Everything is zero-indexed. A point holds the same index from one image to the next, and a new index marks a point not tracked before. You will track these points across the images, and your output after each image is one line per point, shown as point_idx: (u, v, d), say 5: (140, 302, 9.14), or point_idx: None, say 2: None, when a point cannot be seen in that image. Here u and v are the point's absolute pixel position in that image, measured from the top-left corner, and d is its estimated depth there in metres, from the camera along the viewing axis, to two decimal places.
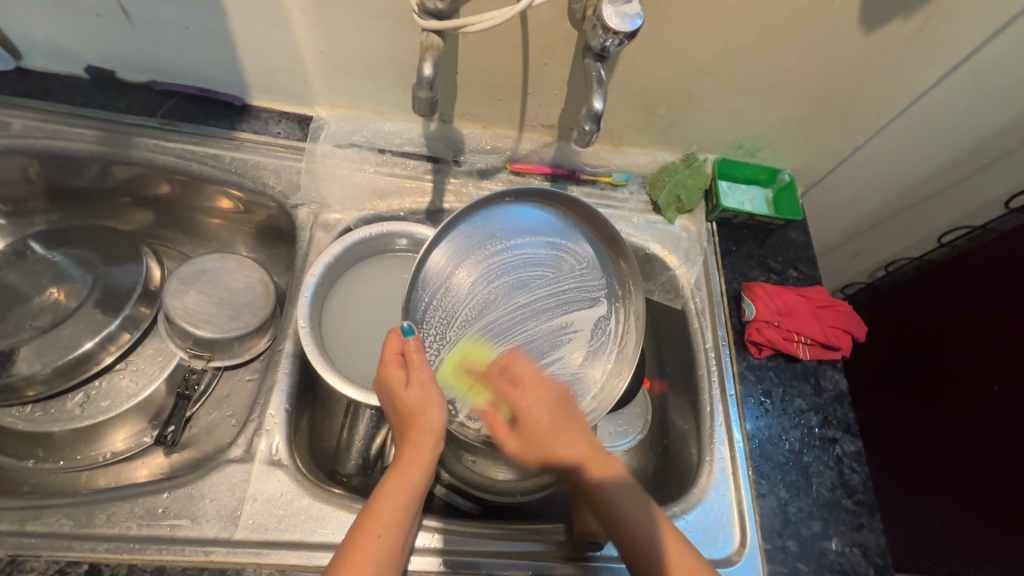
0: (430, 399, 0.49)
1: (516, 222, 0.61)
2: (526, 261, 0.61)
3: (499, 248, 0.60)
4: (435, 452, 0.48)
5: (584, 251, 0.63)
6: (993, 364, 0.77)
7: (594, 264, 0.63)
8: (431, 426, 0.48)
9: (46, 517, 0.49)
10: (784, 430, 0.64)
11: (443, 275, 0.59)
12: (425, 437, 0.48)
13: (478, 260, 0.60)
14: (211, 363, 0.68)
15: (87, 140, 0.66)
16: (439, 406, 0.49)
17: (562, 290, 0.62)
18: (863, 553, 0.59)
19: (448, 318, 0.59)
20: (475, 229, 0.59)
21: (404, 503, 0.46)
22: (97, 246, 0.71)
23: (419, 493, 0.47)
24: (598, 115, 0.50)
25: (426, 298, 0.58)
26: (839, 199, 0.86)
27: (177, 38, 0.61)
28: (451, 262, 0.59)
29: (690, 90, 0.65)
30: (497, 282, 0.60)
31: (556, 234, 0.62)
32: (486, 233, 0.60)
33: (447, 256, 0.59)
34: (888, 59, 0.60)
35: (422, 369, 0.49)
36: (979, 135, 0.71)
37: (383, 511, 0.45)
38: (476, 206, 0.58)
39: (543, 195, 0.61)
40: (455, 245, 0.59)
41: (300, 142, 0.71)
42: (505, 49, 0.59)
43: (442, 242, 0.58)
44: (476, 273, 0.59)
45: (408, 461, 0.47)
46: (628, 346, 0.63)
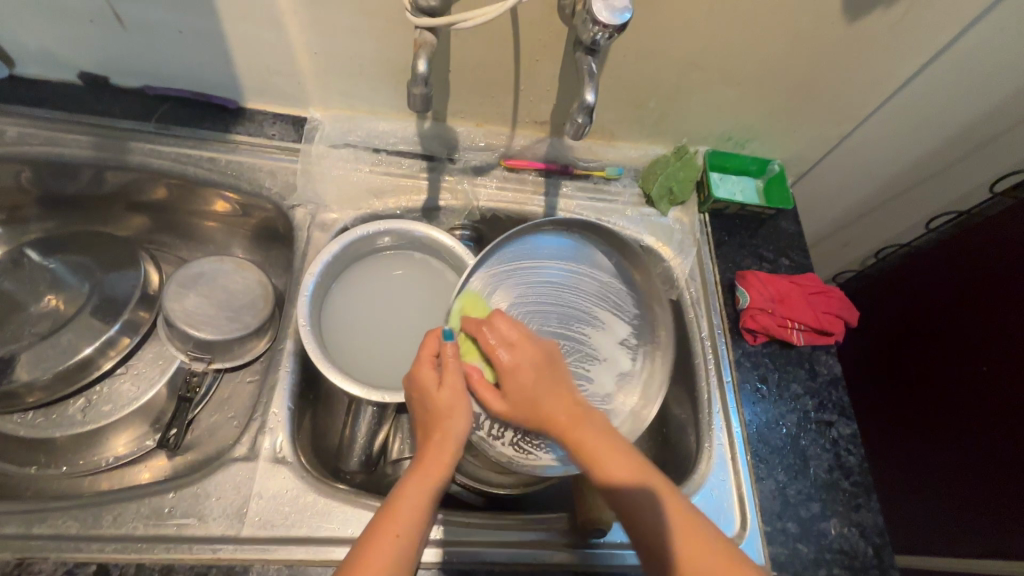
0: (460, 402, 0.50)
1: (554, 251, 0.64)
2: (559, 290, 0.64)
3: (535, 272, 0.63)
4: (455, 456, 0.49)
5: (616, 286, 0.66)
6: (983, 344, 0.79)
7: (626, 299, 0.66)
8: (454, 431, 0.49)
9: (52, 520, 0.49)
10: (781, 415, 0.65)
11: (485, 291, 0.60)
12: (448, 440, 0.48)
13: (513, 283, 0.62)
14: (212, 365, 0.68)
15: (82, 146, 0.66)
16: (465, 412, 0.50)
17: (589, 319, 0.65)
18: (861, 533, 0.60)
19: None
20: (515, 253, 0.62)
21: (424, 502, 0.46)
22: (94, 252, 0.71)
23: (437, 495, 0.47)
24: (590, 107, 0.50)
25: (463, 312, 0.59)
26: (828, 188, 0.88)
27: (170, 42, 0.62)
28: (494, 283, 0.61)
29: (680, 83, 0.66)
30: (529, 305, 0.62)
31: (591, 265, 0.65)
32: (524, 258, 0.63)
33: (490, 276, 0.60)
34: (872, 48, 0.61)
35: (454, 373, 0.50)
36: (962, 121, 0.73)
37: (402, 511, 0.45)
38: (523, 229, 0.60)
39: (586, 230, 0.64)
40: (497, 267, 0.61)
41: (294, 143, 0.71)
42: (496, 46, 0.60)
43: (488, 263, 0.60)
44: (513, 297, 0.62)
45: (428, 462, 0.48)
46: (653, 378, 0.64)
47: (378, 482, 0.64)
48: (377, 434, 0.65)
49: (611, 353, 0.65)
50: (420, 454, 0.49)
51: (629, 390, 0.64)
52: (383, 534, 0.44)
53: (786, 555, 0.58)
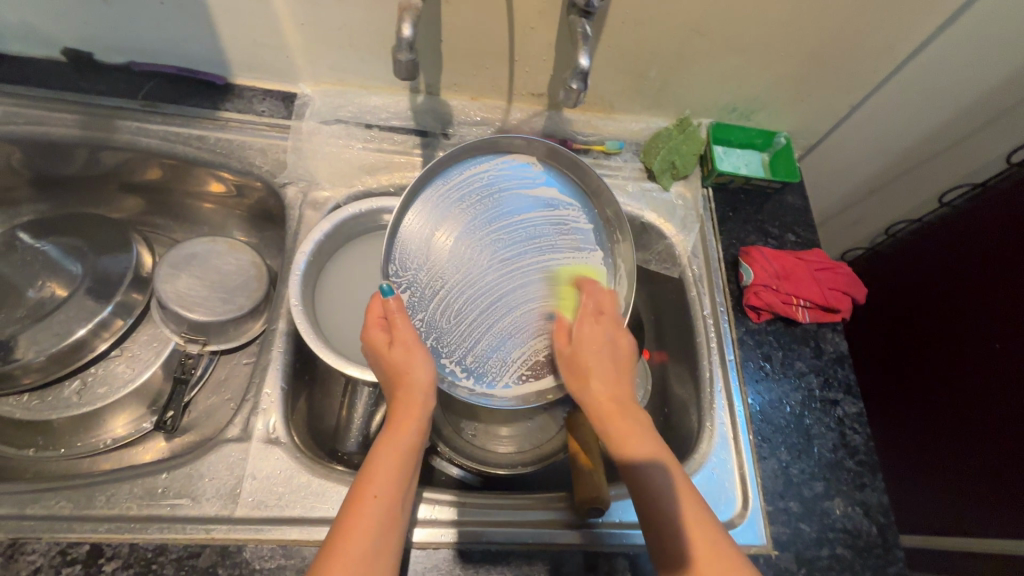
0: (415, 354, 0.49)
1: (498, 174, 0.61)
2: (516, 210, 0.60)
3: (485, 203, 0.60)
4: (427, 408, 0.47)
5: (565, 201, 0.62)
6: (999, 320, 0.76)
7: (579, 212, 0.62)
8: (419, 382, 0.47)
9: (46, 500, 0.49)
10: (785, 394, 0.63)
11: (425, 232, 0.58)
12: (415, 391, 0.47)
13: (464, 212, 0.59)
14: (207, 347, 0.68)
15: (68, 125, 0.65)
16: (426, 360, 0.49)
17: (543, 245, 0.61)
18: (865, 512, 0.58)
19: (429, 287, 0.58)
20: (450, 195, 0.59)
21: (401, 457, 0.44)
22: (86, 234, 0.70)
23: (414, 449, 0.45)
24: (585, 72, 0.48)
25: (409, 251, 0.58)
26: (836, 162, 0.85)
27: (152, 15, 0.60)
28: (432, 220, 0.58)
29: (682, 51, 0.63)
30: (478, 239, 0.59)
31: (532, 184, 0.61)
32: (463, 192, 0.60)
33: (426, 213, 0.58)
34: (886, 9, 0.58)
35: (405, 327, 0.49)
36: (979, 89, 0.69)
37: (380, 468, 0.43)
38: (458, 157, 0.59)
39: (499, 150, 0.61)
40: (434, 205, 0.59)
41: (285, 120, 0.69)
42: (488, 15, 0.58)
43: (419, 200, 0.58)
44: (461, 231, 0.59)
45: (401, 417, 0.46)
46: (619, 289, 0.61)
47: None
48: (374, 415, 0.64)
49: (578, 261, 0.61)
50: (389, 414, 0.47)
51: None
52: (364, 494, 0.42)
53: (788, 534, 0.57)
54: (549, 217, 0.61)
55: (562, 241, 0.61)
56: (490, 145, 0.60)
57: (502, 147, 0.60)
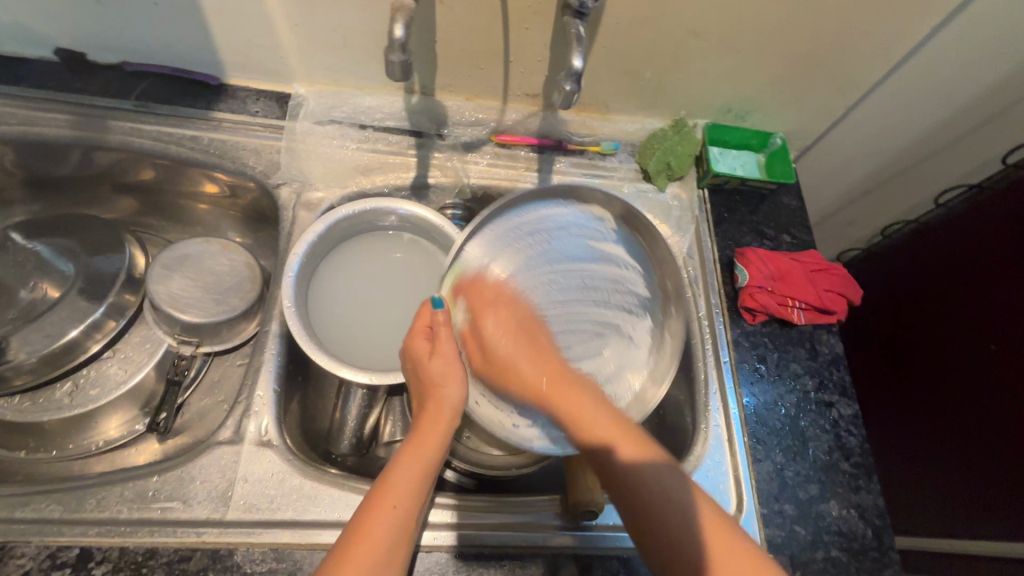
0: (452, 371, 0.48)
1: (563, 218, 0.61)
2: (574, 257, 0.61)
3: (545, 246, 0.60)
4: (450, 426, 0.47)
5: (627, 262, 0.61)
6: (996, 320, 0.76)
7: (636, 276, 0.61)
8: (449, 400, 0.48)
9: (35, 503, 0.49)
10: (780, 396, 0.63)
11: (484, 263, 0.58)
12: (444, 408, 0.47)
13: (523, 253, 0.60)
14: (200, 348, 0.67)
15: (60, 125, 0.64)
16: (460, 379, 0.48)
17: (600, 296, 0.61)
18: (860, 515, 0.58)
19: (478, 313, 0.57)
20: (520, 225, 0.59)
21: (422, 471, 0.44)
22: (79, 235, 0.70)
23: (434, 465, 0.45)
24: (578, 74, 0.48)
25: (465, 279, 0.57)
26: (833, 163, 0.85)
27: (144, 14, 0.59)
28: (493, 253, 0.59)
29: (677, 52, 0.63)
30: (531, 280, 0.59)
31: (602, 238, 0.61)
32: (533, 227, 0.60)
33: (489, 247, 0.58)
34: (881, 9, 0.58)
35: (447, 343, 0.49)
36: (975, 90, 0.69)
37: (400, 480, 0.43)
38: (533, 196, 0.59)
39: (576, 196, 0.60)
40: (497, 238, 0.59)
41: (278, 120, 0.69)
42: (482, 15, 0.58)
43: (484, 231, 0.58)
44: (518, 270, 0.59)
45: (425, 430, 0.46)
46: (660, 361, 0.59)
47: (368, 465, 0.64)
48: (368, 417, 0.63)
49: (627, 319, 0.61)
50: (417, 424, 0.47)
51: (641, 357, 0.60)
52: (382, 505, 0.42)
53: (782, 537, 0.57)
54: (606, 270, 0.61)
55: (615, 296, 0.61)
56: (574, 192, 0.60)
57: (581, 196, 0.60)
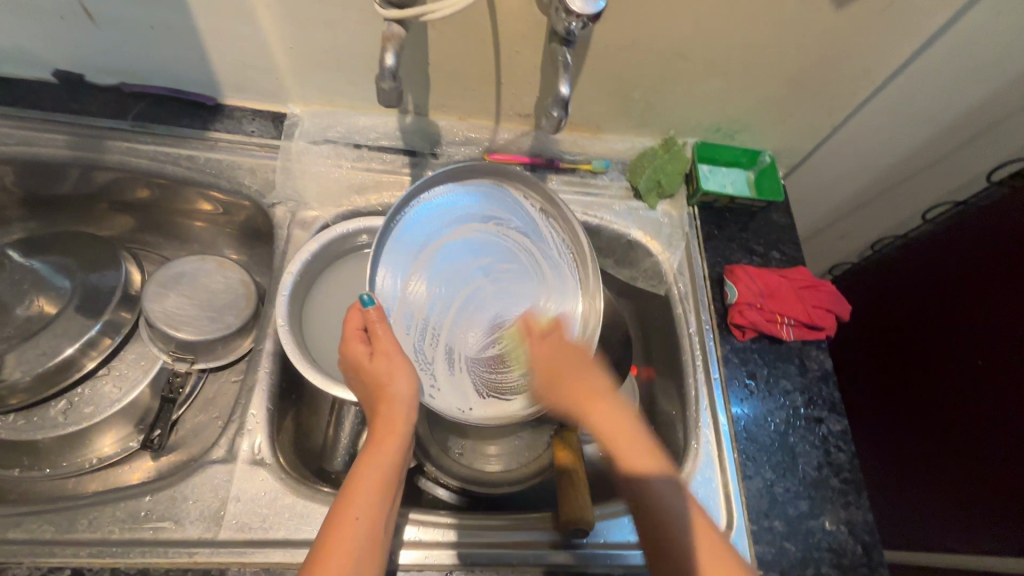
0: (395, 364, 0.48)
1: (458, 201, 0.60)
2: (478, 240, 0.60)
3: (447, 236, 0.59)
4: (408, 424, 0.47)
5: (529, 227, 0.62)
6: (980, 335, 0.77)
7: (546, 241, 0.63)
8: (398, 396, 0.47)
9: (29, 524, 0.49)
10: (770, 412, 0.64)
11: (399, 268, 0.56)
12: (395, 407, 0.47)
13: (433, 251, 0.58)
14: (195, 365, 0.68)
15: (58, 145, 0.65)
16: (408, 374, 0.48)
17: (508, 265, 0.61)
18: (849, 530, 0.59)
19: (411, 302, 0.56)
20: (435, 211, 0.58)
21: (381, 476, 0.44)
22: (76, 253, 0.71)
23: (396, 467, 0.46)
24: (565, 100, 0.49)
25: (385, 287, 0.55)
26: (822, 180, 0.86)
27: (143, 39, 0.61)
28: (401, 258, 0.56)
29: (665, 74, 0.64)
30: (448, 272, 0.58)
31: (497, 212, 0.62)
32: (435, 221, 0.58)
33: (397, 253, 0.56)
34: (863, 32, 0.59)
35: (385, 340, 0.49)
36: (958, 109, 0.71)
37: (362, 487, 0.43)
38: (427, 183, 0.57)
39: (466, 175, 0.60)
40: (402, 242, 0.56)
41: (274, 140, 0.70)
42: (474, 39, 0.59)
43: (391, 237, 0.55)
44: (433, 266, 0.58)
45: (382, 434, 0.46)
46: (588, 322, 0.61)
47: None
48: (361, 434, 0.64)
49: (551, 283, 0.62)
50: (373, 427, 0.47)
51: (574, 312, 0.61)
52: (343, 516, 0.42)
53: (773, 554, 0.57)
54: (509, 241, 0.61)
55: (525, 261, 0.61)
56: (494, 170, 0.60)
57: (492, 169, 0.60)
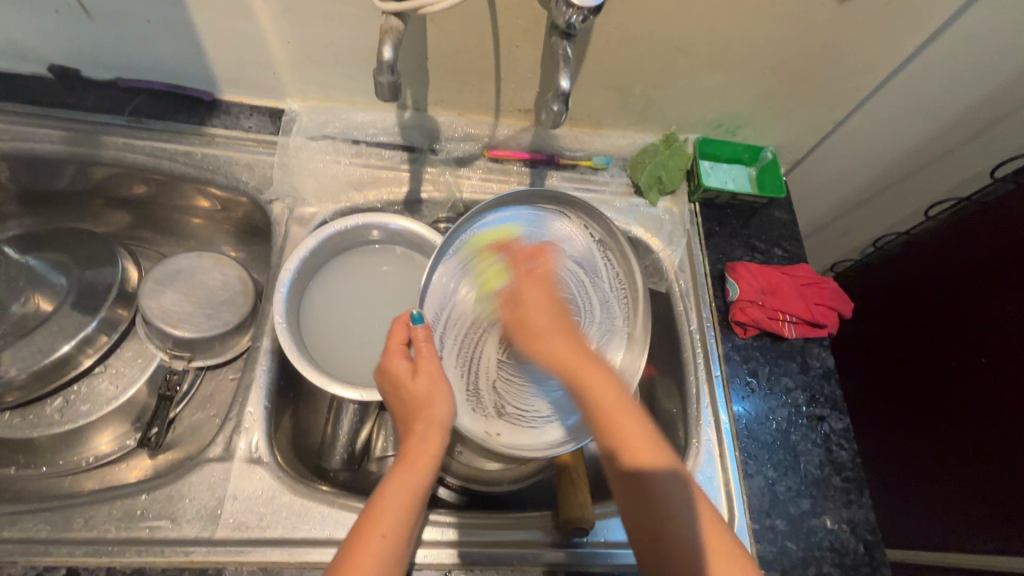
0: (439, 390, 0.48)
1: (518, 225, 0.61)
2: (539, 264, 0.61)
3: (507, 259, 0.60)
4: (441, 444, 0.47)
5: (584, 257, 0.63)
6: (983, 334, 0.77)
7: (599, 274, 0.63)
8: (438, 418, 0.47)
9: (24, 522, 0.49)
10: (771, 410, 0.63)
11: (453, 285, 0.59)
12: (432, 428, 0.47)
13: (490, 271, 0.59)
14: (192, 363, 0.67)
15: (54, 141, 0.65)
16: (447, 399, 0.48)
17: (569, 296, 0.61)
18: (852, 529, 0.58)
19: (456, 320, 0.59)
20: (495, 233, 0.60)
21: (410, 498, 0.44)
22: (71, 249, 0.70)
23: (427, 489, 0.45)
24: (565, 95, 0.49)
25: (439, 301, 0.58)
26: (824, 177, 0.85)
27: (138, 33, 0.60)
28: (459, 276, 0.59)
29: (667, 69, 0.63)
30: (502, 293, 0.60)
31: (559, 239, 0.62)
32: (494, 243, 0.60)
33: (455, 272, 0.59)
34: (866, 26, 0.58)
35: (429, 360, 0.49)
36: (962, 105, 0.70)
37: (388, 504, 0.43)
38: (493, 205, 0.59)
39: (528, 202, 0.62)
40: (461, 260, 0.59)
41: (271, 136, 0.70)
42: (473, 33, 0.58)
43: (451, 254, 0.58)
44: (488, 288, 0.60)
45: (414, 452, 0.46)
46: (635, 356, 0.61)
47: (361, 480, 0.64)
48: (360, 431, 0.64)
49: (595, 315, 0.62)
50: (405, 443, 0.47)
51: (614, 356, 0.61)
52: (371, 531, 0.42)
53: (774, 553, 0.57)
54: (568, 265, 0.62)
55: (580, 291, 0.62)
56: (558, 199, 0.62)
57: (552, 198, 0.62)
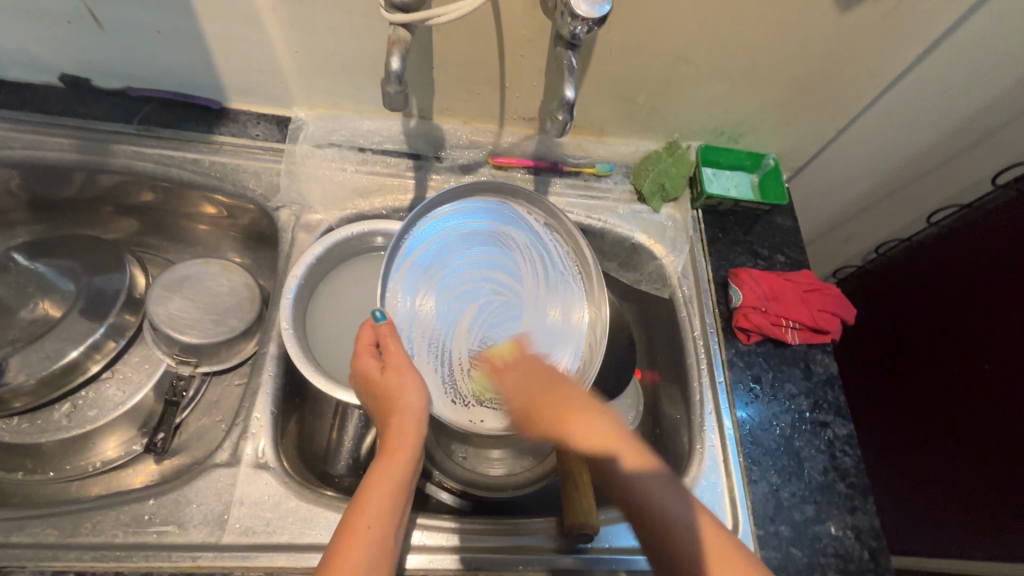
0: (409, 380, 0.48)
1: (462, 219, 0.61)
2: (486, 255, 0.61)
3: (455, 253, 0.60)
4: (418, 435, 0.47)
5: (537, 239, 0.63)
6: (985, 341, 0.77)
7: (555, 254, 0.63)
8: (411, 408, 0.47)
9: (32, 527, 0.49)
10: (775, 416, 0.63)
11: (408, 287, 0.57)
12: (407, 419, 0.47)
13: (444, 267, 0.59)
14: (198, 369, 0.68)
15: (64, 149, 0.65)
16: (420, 387, 0.48)
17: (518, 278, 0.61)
18: (856, 536, 0.58)
19: (421, 319, 0.57)
20: (440, 231, 0.60)
21: (392, 492, 0.44)
22: (80, 256, 0.71)
23: (407, 481, 0.45)
24: (570, 103, 0.49)
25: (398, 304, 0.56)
26: (826, 183, 0.86)
27: (149, 43, 0.61)
28: (412, 278, 0.58)
29: (670, 77, 0.64)
30: (460, 289, 0.59)
31: (503, 227, 0.62)
32: (440, 241, 0.60)
33: (406, 274, 0.57)
34: (867, 36, 0.59)
35: (396, 354, 0.49)
36: (963, 112, 0.70)
37: (370, 502, 0.43)
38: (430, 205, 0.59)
39: (467, 197, 0.61)
40: (412, 263, 0.58)
41: (278, 144, 0.70)
42: (478, 43, 0.59)
43: (399, 258, 0.57)
44: (442, 283, 0.59)
45: (392, 446, 0.46)
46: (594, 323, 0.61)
47: None
48: (364, 438, 0.66)
49: (551, 290, 0.62)
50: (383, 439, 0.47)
51: (580, 317, 0.62)
52: (353, 530, 0.42)
53: (779, 559, 0.56)
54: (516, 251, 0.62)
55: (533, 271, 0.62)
56: (495, 188, 0.61)
57: (488, 190, 0.62)
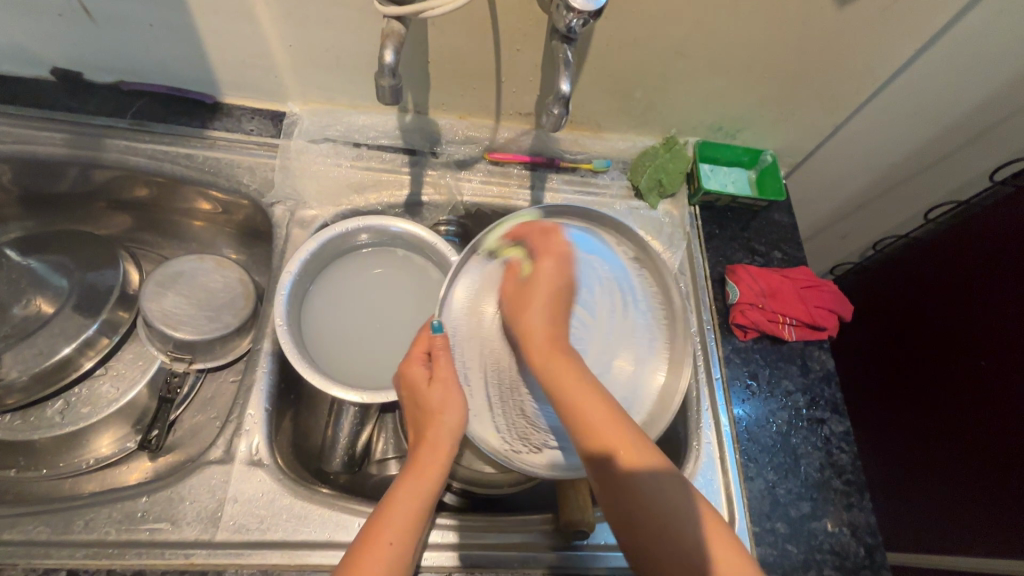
0: (451, 397, 0.49)
1: None
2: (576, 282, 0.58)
3: None
4: (451, 450, 0.48)
5: (624, 273, 0.59)
6: (982, 337, 0.77)
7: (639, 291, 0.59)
8: (448, 424, 0.48)
9: (24, 525, 0.49)
10: (772, 413, 0.63)
11: (476, 302, 0.56)
12: (443, 433, 0.48)
13: None
14: (193, 365, 0.67)
15: (56, 144, 0.65)
16: (460, 406, 0.49)
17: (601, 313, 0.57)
18: (852, 532, 0.58)
19: (479, 336, 0.56)
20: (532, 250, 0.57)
21: (417, 505, 0.45)
22: (73, 252, 0.70)
23: (432, 497, 0.46)
24: (566, 98, 0.49)
25: (457, 318, 0.56)
26: (824, 180, 0.85)
27: (141, 36, 0.60)
28: (483, 294, 0.56)
29: (667, 73, 0.64)
30: None
31: (598, 257, 0.59)
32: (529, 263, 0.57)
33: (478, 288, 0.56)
34: (865, 31, 0.59)
35: (444, 367, 0.50)
36: (961, 109, 0.70)
37: (397, 512, 0.44)
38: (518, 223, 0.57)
39: (565, 217, 0.59)
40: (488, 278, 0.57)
41: (273, 139, 0.70)
42: (474, 38, 0.59)
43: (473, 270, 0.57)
44: None
45: (424, 458, 0.47)
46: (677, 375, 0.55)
47: (362, 481, 0.64)
48: (360, 434, 0.64)
49: (630, 333, 0.57)
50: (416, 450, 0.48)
51: (656, 372, 0.56)
52: (376, 540, 0.42)
53: (774, 556, 0.57)
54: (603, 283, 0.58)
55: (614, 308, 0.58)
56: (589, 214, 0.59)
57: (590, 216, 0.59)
